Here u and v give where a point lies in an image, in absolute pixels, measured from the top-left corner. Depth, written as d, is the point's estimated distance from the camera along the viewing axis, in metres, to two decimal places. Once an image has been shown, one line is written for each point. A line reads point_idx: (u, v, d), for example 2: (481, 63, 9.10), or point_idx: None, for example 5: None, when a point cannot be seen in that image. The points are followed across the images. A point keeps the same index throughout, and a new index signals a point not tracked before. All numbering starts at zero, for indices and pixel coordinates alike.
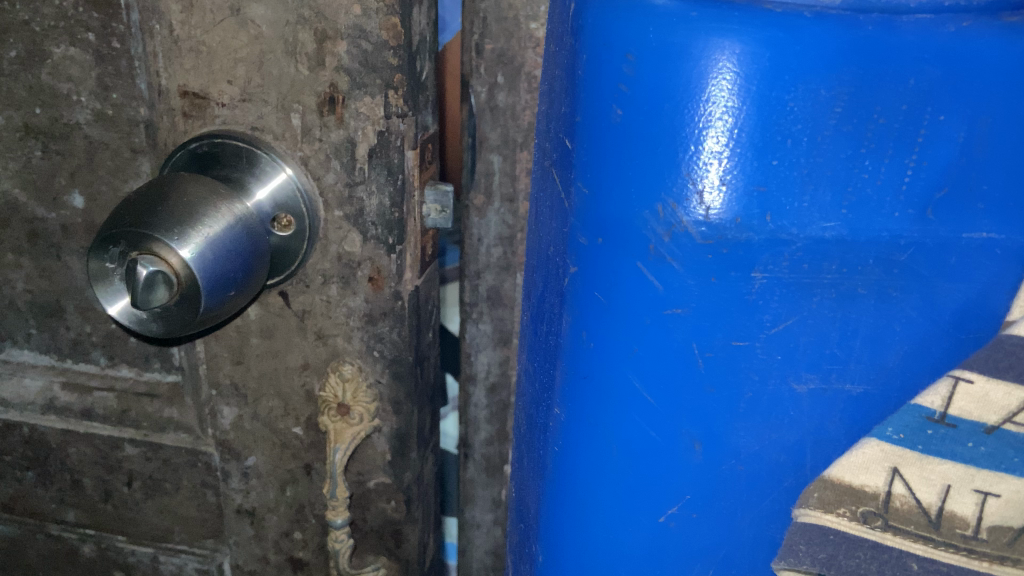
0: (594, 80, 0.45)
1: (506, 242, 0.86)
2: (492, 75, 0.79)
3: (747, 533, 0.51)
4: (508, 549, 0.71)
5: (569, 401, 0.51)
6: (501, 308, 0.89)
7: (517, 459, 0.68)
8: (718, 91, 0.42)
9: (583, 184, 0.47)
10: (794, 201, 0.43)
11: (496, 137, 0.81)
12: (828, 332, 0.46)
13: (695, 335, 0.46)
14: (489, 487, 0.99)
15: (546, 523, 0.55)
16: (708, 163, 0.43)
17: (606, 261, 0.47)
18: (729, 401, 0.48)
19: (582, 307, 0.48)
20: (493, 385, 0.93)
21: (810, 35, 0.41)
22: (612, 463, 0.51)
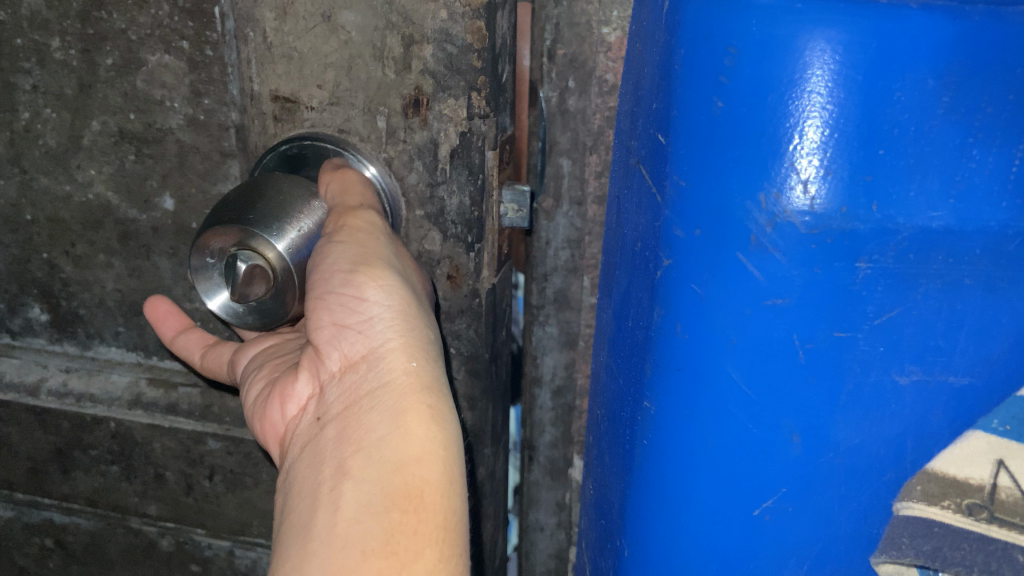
0: (698, 74, 0.48)
1: (574, 245, 0.88)
2: (563, 80, 0.82)
3: (845, 528, 0.52)
4: (584, 552, 0.73)
5: (660, 392, 0.53)
6: (567, 310, 0.91)
7: (595, 458, 0.69)
8: (817, 82, 0.45)
9: (679, 176, 0.50)
10: (901, 189, 0.45)
11: (566, 141, 0.84)
12: (933, 323, 0.47)
13: (797, 325, 0.48)
14: (553, 489, 1.00)
15: (636, 512, 0.57)
16: (811, 153, 0.46)
17: (704, 252, 0.49)
18: (831, 393, 0.49)
19: (677, 300, 0.51)
20: (559, 388, 0.95)
21: (916, 26, 0.43)
22: (707, 452, 0.52)
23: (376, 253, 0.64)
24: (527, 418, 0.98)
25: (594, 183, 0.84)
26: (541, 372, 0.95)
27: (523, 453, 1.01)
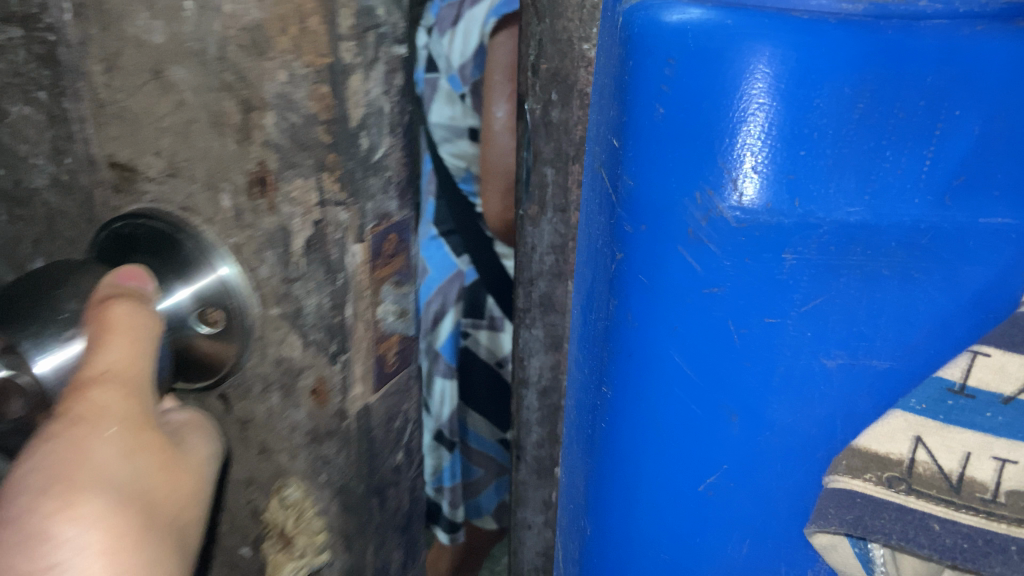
0: (643, 81, 0.53)
1: (558, 250, 0.81)
2: (546, 93, 0.74)
3: (782, 505, 0.59)
4: (559, 530, 0.80)
5: (617, 374, 0.61)
6: (553, 314, 0.85)
7: (567, 448, 0.74)
8: (753, 89, 0.50)
9: (628, 175, 0.56)
10: (820, 187, 0.50)
11: (550, 151, 0.76)
12: (855, 310, 0.53)
13: (732, 312, 0.55)
14: (540, 488, 0.95)
15: (603, 479, 0.64)
16: (744, 152, 0.51)
17: (649, 246, 0.56)
18: (765, 374, 0.56)
19: (629, 288, 0.58)
20: (545, 388, 0.89)
21: (834, 36, 0.48)
22: (655, 428, 0.60)
23: (96, 460, 0.51)
24: (515, 418, 0.94)
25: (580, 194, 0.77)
26: (528, 373, 0.89)
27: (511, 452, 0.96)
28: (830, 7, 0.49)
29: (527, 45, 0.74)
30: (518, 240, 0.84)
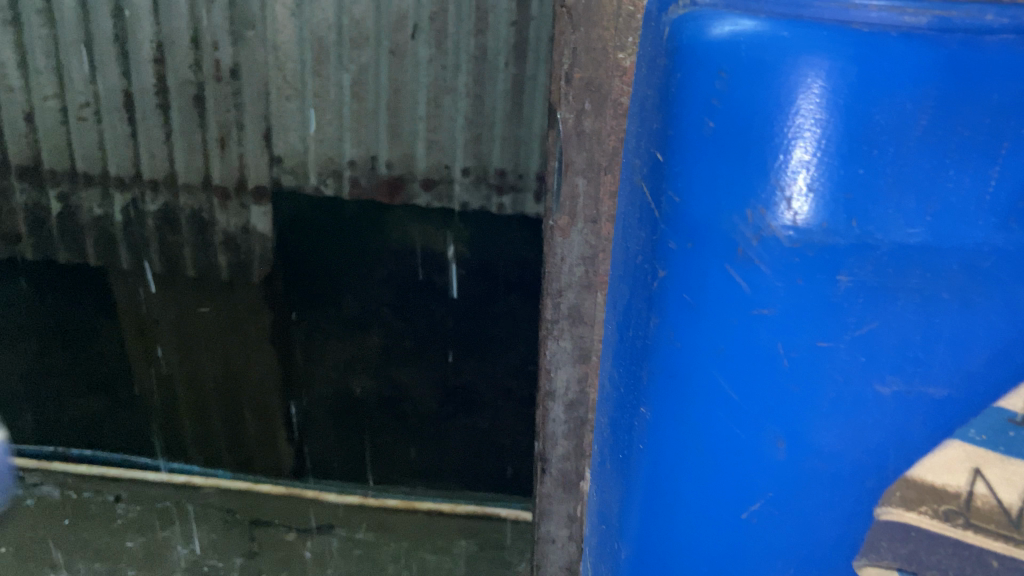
0: (695, 96, 0.67)
1: (588, 261, 1.02)
2: (580, 103, 0.94)
3: (831, 532, 0.71)
4: (590, 531, 0.97)
5: (660, 386, 0.74)
6: (580, 326, 1.05)
7: (603, 462, 0.91)
8: (809, 98, 0.63)
9: (676, 194, 0.69)
10: (876, 206, 0.62)
11: (581, 161, 0.97)
12: (911, 336, 0.64)
13: (780, 335, 0.67)
14: (563, 503, 1.17)
15: (660, 490, 0.77)
16: (797, 172, 0.63)
17: (693, 261, 0.69)
18: (813, 403, 0.67)
19: (678, 306, 0.71)
20: (571, 401, 1.10)
21: (898, 50, 0.61)
22: (700, 447, 0.73)
23: None
24: (542, 430, 1.14)
25: (608, 203, 0.98)
26: (555, 386, 1.10)
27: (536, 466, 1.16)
28: (894, 20, 0.62)
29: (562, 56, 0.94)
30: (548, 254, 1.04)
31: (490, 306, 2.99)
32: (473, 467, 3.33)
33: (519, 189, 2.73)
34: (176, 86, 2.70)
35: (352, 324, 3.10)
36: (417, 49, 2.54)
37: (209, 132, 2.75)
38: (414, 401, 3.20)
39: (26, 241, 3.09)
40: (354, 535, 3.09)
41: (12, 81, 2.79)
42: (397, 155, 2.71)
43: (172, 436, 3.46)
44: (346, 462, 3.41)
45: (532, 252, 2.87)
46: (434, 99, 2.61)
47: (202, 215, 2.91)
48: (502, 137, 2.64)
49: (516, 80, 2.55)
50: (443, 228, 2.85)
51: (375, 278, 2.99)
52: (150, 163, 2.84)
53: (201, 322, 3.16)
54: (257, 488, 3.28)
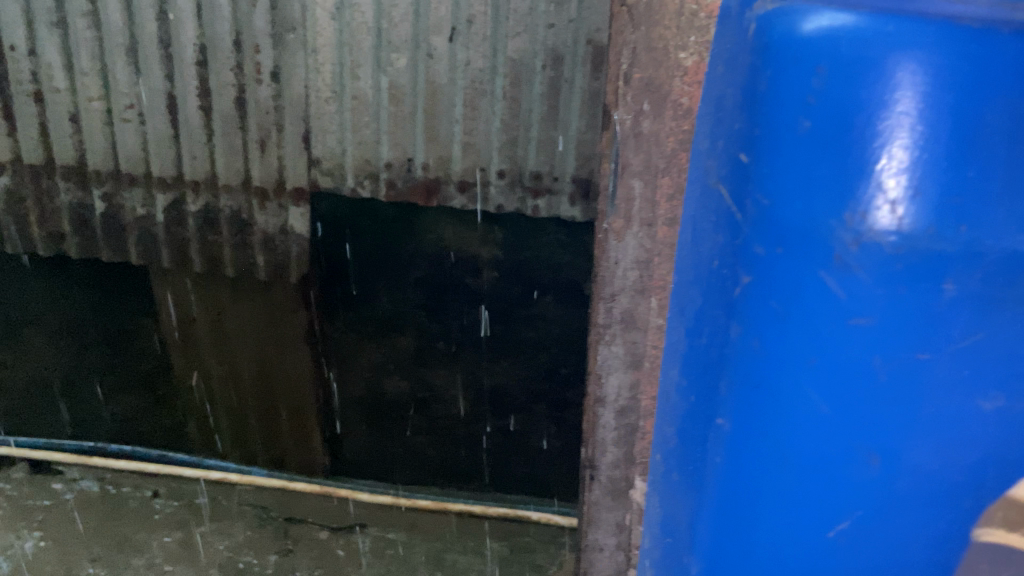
0: (789, 99, 0.67)
1: (642, 266, 1.01)
2: (638, 104, 0.94)
3: (923, 548, 0.70)
4: (647, 550, 0.96)
5: (742, 394, 0.74)
6: (633, 330, 1.05)
7: (666, 472, 0.90)
8: (913, 99, 0.62)
9: (765, 197, 0.69)
10: (984, 211, 0.60)
11: (638, 163, 0.96)
12: (1014, 346, 0.64)
13: (875, 344, 0.67)
14: (612, 511, 1.16)
15: (741, 500, 0.77)
16: (900, 177, 0.62)
17: (781, 266, 0.69)
18: (909, 416, 0.67)
19: (764, 312, 0.71)
20: (622, 408, 1.09)
21: (1008, 49, 0.60)
22: (786, 458, 0.72)
23: None
24: (592, 437, 1.13)
25: (664, 206, 0.97)
26: (606, 392, 1.09)
27: (585, 472, 1.16)
28: (1000, 17, 0.61)
29: (621, 55, 0.94)
30: (602, 256, 1.03)
31: (522, 309, 3.03)
32: (503, 469, 3.35)
33: (555, 192, 2.66)
34: (216, 88, 2.65)
35: (386, 325, 3.15)
36: (455, 52, 2.48)
37: (248, 133, 2.70)
38: (447, 402, 3.25)
39: (71, 240, 3.06)
40: (386, 535, 3.08)
41: (57, 81, 2.76)
42: (433, 158, 2.65)
43: (210, 433, 3.50)
44: (378, 461, 3.46)
45: (565, 256, 2.89)
46: (470, 102, 2.54)
47: (241, 216, 2.86)
48: (538, 139, 2.56)
49: (556, 84, 2.47)
50: (478, 232, 2.88)
51: (410, 279, 3.05)
52: (191, 164, 2.80)
53: (239, 321, 3.16)
54: (291, 486, 3.26)
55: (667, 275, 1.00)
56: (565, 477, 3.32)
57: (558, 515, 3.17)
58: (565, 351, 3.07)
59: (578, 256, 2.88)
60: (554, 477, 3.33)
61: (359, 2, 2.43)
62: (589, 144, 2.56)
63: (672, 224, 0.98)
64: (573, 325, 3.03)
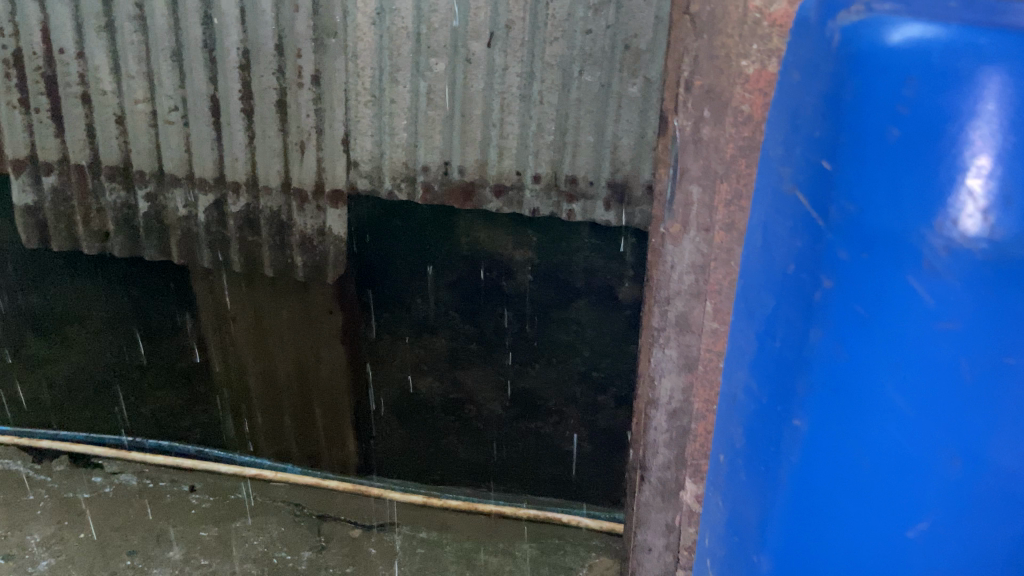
0: (878, 104, 0.67)
1: (698, 270, 1.07)
2: (699, 111, 1.00)
3: (1005, 553, 0.71)
4: (710, 540, 0.99)
5: (823, 394, 0.75)
6: (687, 334, 1.10)
7: (733, 470, 0.92)
8: (1008, 104, 0.62)
9: (850, 202, 0.70)
10: None
11: (697, 169, 1.02)
12: None
13: (962, 347, 0.67)
14: (662, 512, 1.23)
15: (818, 499, 0.78)
16: (994, 186, 0.63)
17: (866, 268, 0.70)
18: (995, 422, 0.67)
19: (848, 314, 0.72)
20: (675, 410, 1.15)
21: None
22: (866, 458, 0.74)
23: None
24: (644, 438, 1.20)
25: (721, 211, 1.01)
26: (659, 395, 1.15)
27: (637, 474, 1.23)
28: None
29: (685, 63, 1.01)
30: (660, 262, 1.10)
31: (555, 312, 3.04)
32: (533, 471, 3.38)
33: (589, 198, 2.62)
34: (258, 91, 2.67)
35: (421, 326, 3.21)
36: (493, 57, 2.48)
37: (290, 135, 2.71)
38: (478, 404, 3.28)
39: (115, 239, 3.04)
40: (418, 534, 3.10)
41: (105, 84, 2.79)
42: (470, 160, 2.64)
43: (245, 429, 3.54)
44: (410, 460, 3.52)
45: (598, 260, 2.91)
46: (506, 106, 2.54)
47: (281, 217, 2.84)
48: (574, 144, 2.55)
49: (593, 89, 2.47)
50: (511, 235, 2.93)
51: (445, 281, 3.10)
52: (232, 166, 2.79)
53: (276, 320, 3.18)
54: (324, 483, 3.30)
55: (721, 280, 1.03)
56: (594, 480, 3.34)
57: (588, 518, 3.15)
58: (597, 354, 3.07)
59: (612, 259, 2.90)
60: (583, 481, 3.35)
61: (399, 8, 2.47)
62: (624, 149, 2.53)
63: (728, 229, 1.01)
64: (605, 329, 3.02)
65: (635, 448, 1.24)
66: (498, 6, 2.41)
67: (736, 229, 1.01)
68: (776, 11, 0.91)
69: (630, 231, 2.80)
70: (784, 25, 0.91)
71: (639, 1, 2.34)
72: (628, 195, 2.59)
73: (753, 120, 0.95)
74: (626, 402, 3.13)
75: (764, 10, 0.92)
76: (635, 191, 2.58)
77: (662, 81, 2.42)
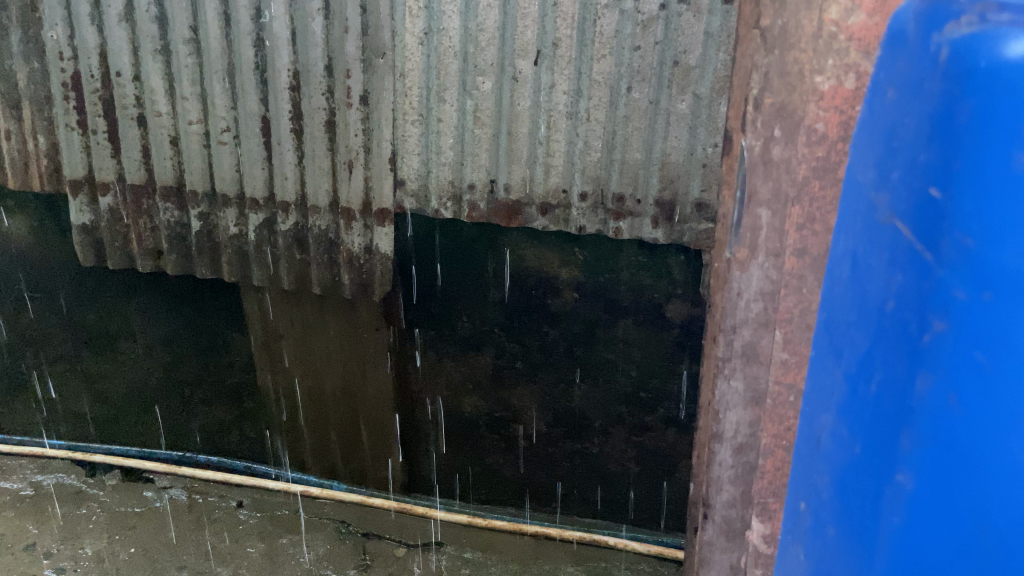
0: (1006, 154, 0.73)
1: (766, 297, 1.08)
2: (770, 131, 1.01)
3: None
4: (789, 561, 1.02)
5: (945, 425, 0.80)
6: (755, 365, 1.11)
7: (830, 498, 0.94)
8: None
9: (974, 243, 0.75)
10: None
11: (765, 192, 1.03)
12: None
13: None
14: (725, 552, 1.21)
15: (938, 528, 0.83)
16: None
17: (988, 308, 0.75)
18: None
19: (972, 350, 0.77)
20: (741, 445, 1.15)
21: None
22: (993, 490, 0.78)
23: None
24: (708, 475, 1.20)
25: (793, 235, 1.03)
26: (724, 428, 1.16)
27: (699, 512, 1.22)
28: None
29: (755, 80, 1.02)
30: (726, 290, 1.11)
31: (603, 331, 2.98)
32: (580, 493, 3.30)
33: (637, 215, 2.56)
34: (308, 112, 2.68)
35: (466, 345, 3.16)
36: (540, 75, 2.45)
37: (338, 155, 2.71)
38: (525, 424, 3.22)
39: (168, 257, 3.06)
40: (462, 554, 3.05)
41: (160, 106, 2.84)
42: (516, 178, 2.60)
43: (292, 448, 3.55)
44: (458, 479, 3.44)
45: (647, 278, 2.84)
46: (554, 123, 2.50)
47: (329, 235, 2.85)
48: (622, 161, 2.50)
49: (642, 106, 2.42)
50: (558, 252, 2.88)
51: (491, 298, 3.05)
52: (282, 185, 2.81)
53: (322, 338, 3.20)
54: (370, 500, 3.28)
55: (792, 307, 1.06)
56: (644, 502, 3.24)
57: (635, 541, 3.08)
58: (645, 374, 3.01)
59: (661, 278, 2.83)
60: (633, 504, 3.26)
61: (447, 27, 2.47)
62: (674, 166, 2.47)
63: (800, 254, 1.03)
64: (653, 349, 2.96)
65: (697, 485, 1.23)
66: (546, 24, 2.38)
67: (809, 253, 1.03)
68: (855, 24, 0.93)
69: (679, 249, 2.76)
70: (863, 37, 0.93)
71: (689, 17, 2.29)
72: (677, 212, 2.52)
73: (829, 140, 0.98)
74: (674, 424, 3.05)
75: (841, 23, 0.94)
76: (684, 208, 2.52)
77: (712, 97, 2.37)
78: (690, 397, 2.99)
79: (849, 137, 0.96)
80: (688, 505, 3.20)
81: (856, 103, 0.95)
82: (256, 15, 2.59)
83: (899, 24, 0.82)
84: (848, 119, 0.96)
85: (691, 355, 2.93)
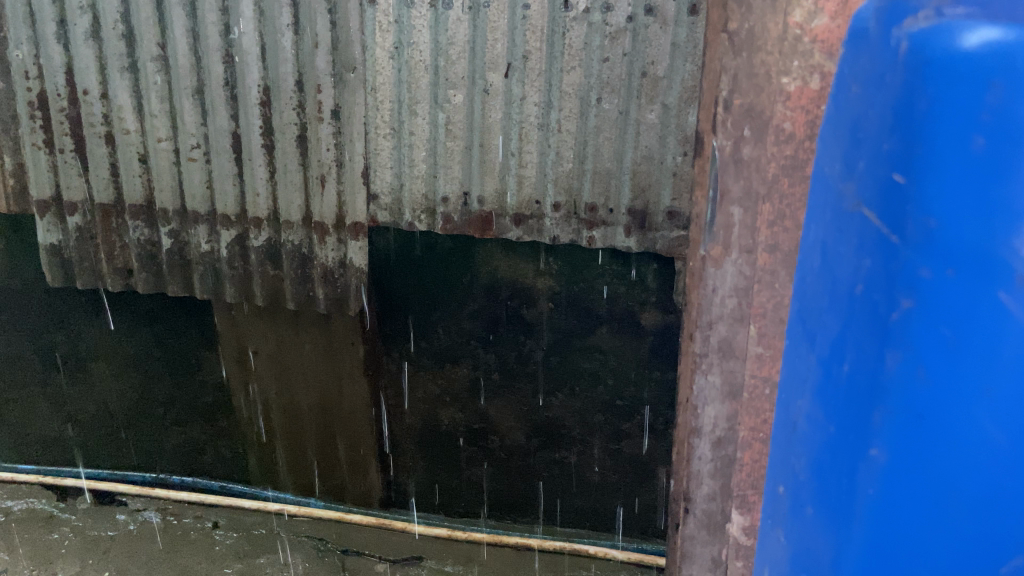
0: (961, 137, 0.76)
1: (740, 293, 1.11)
2: (739, 130, 1.04)
3: None
4: (772, 542, 1.04)
5: (914, 401, 0.83)
6: (730, 359, 1.14)
7: (809, 478, 0.97)
8: None
9: (935, 223, 0.78)
10: None
11: (738, 190, 1.07)
12: None
13: None
14: (706, 545, 1.24)
15: (910, 500, 0.86)
16: None
17: (952, 285, 0.78)
18: None
19: (936, 325, 0.80)
20: (719, 439, 1.18)
21: None
22: (962, 459, 0.81)
23: None
24: (687, 470, 1.22)
25: (764, 232, 1.07)
26: (703, 423, 1.18)
27: (680, 507, 1.25)
28: None
29: (723, 82, 1.05)
30: (702, 286, 1.13)
31: (579, 339, 3.01)
32: (558, 502, 3.32)
33: (610, 224, 2.58)
34: (279, 127, 2.68)
35: (442, 357, 3.17)
36: (510, 87, 2.48)
37: (310, 170, 2.71)
38: (502, 435, 3.23)
39: (137, 276, 3.02)
40: (444, 567, 3.01)
41: (128, 123, 2.82)
42: (489, 190, 2.62)
43: (269, 465, 3.52)
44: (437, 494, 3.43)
45: (622, 287, 2.87)
46: (525, 135, 2.53)
47: (302, 250, 2.84)
48: (594, 171, 2.53)
49: (612, 116, 2.46)
50: (533, 263, 2.91)
51: (467, 310, 3.07)
52: (254, 202, 2.80)
53: (297, 354, 3.17)
54: (347, 517, 3.24)
55: (766, 302, 1.10)
56: (623, 511, 3.26)
57: (615, 549, 3.07)
58: (621, 383, 3.03)
59: (635, 286, 2.86)
60: (612, 514, 3.28)
61: (417, 41, 2.49)
62: (645, 175, 2.51)
63: (772, 250, 1.07)
64: (629, 356, 2.99)
65: (676, 480, 1.25)
66: (515, 37, 2.41)
67: (780, 249, 1.07)
68: (818, 26, 0.98)
69: (652, 257, 2.80)
70: (825, 39, 0.98)
71: (656, 28, 2.34)
72: (649, 220, 2.56)
73: (796, 138, 1.02)
74: (651, 430, 3.08)
75: (804, 25, 0.99)
76: (656, 216, 2.55)
77: (681, 107, 2.41)
78: (666, 403, 3.02)
79: (815, 135, 1.01)
80: (667, 511, 3.23)
81: (822, 102, 1.00)
82: (224, 32, 2.60)
83: (862, 22, 0.85)
84: (814, 118, 1.01)
85: (667, 362, 2.96)
